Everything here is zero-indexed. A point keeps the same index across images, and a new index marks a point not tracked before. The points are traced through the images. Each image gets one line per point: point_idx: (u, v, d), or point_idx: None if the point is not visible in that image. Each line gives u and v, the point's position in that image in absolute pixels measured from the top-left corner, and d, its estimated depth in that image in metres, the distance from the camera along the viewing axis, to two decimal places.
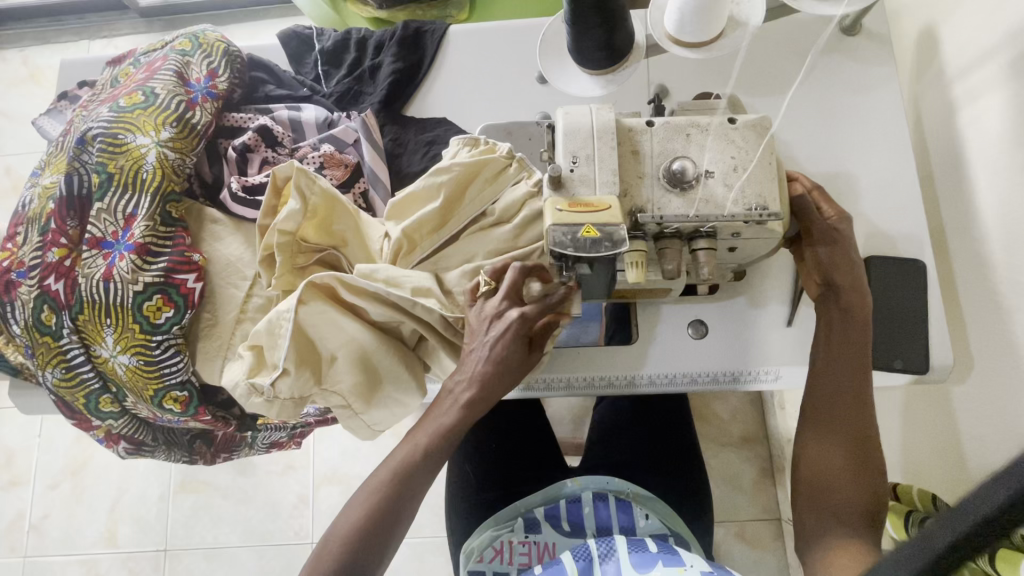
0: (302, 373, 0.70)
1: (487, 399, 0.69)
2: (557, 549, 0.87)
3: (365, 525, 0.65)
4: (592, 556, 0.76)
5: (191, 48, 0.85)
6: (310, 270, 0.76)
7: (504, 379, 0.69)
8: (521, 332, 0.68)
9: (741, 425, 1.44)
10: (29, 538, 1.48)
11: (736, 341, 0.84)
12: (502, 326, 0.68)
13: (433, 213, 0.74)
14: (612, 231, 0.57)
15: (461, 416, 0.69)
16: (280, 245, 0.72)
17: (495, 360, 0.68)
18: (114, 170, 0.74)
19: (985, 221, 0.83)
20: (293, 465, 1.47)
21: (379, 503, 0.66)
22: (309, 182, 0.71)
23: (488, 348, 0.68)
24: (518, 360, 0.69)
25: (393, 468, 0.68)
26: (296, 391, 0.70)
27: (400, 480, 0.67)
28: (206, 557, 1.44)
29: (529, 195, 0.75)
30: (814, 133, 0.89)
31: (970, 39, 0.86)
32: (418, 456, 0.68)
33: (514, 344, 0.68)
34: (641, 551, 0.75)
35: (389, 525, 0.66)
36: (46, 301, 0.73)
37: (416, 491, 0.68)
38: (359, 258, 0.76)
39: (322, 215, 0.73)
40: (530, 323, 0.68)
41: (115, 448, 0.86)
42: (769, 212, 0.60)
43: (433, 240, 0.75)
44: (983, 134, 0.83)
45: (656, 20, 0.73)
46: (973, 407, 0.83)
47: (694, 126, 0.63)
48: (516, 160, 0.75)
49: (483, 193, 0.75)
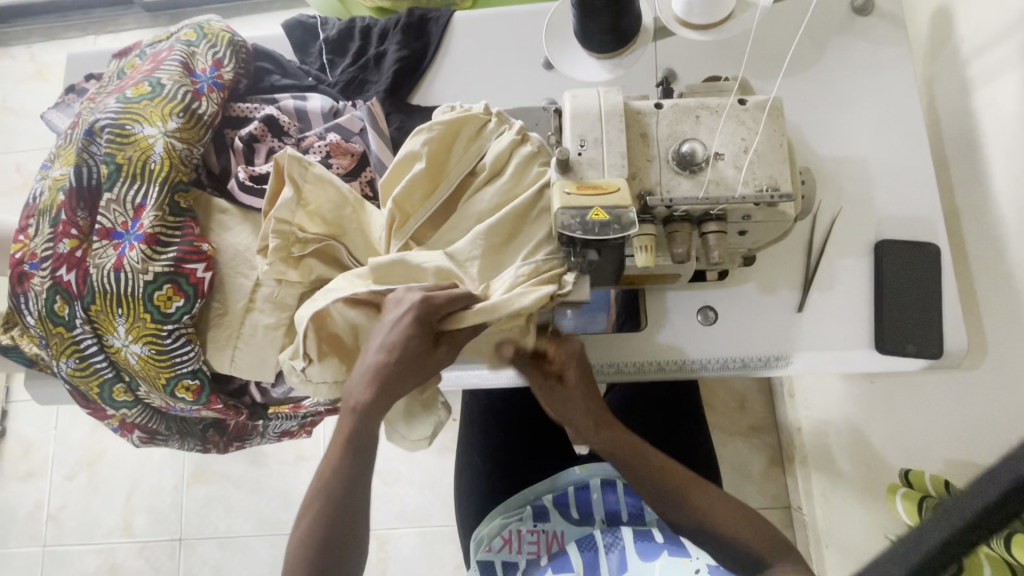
0: (327, 363, 0.71)
1: (391, 386, 0.67)
2: (566, 537, 0.87)
3: (309, 536, 0.64)
4: (597, 546, 0.82)
5: (196, 38, 0.85)
6: (306, 259, 0.74)
7: (404, 364, 0.67)
8: (419, 317, 0.65)
9: (750, 413, 1.45)
10: (48, 527, 1.51)
11: (745, 327, 0.83)
12: (397, 322, 0.66)
13: (422, 181, 0.72)
14: (621, 214, 0.56)
15: (363, 415, 0.67)
16: (276, 232, 0.71)
17: (392, 347, 0.67)
18: (122, 161, 0.74)
19: (1001, 204, 0.82)
20: (305, 455, 1.49)
21: (316, 514, 0.65)
22: (303, 169, 0.72)
23: (385, 337, 0.67)
24: (415, 348, 0.67)
25: (321, 476, 0.67)
26: (328, 376, 0.72)
27: (325, 488, 0.66)
28: (220, 545, 1.46)
29: (515, 143, 0.72)
30: (826, 116, 0.88)
31: (986, 17, 0.84)
32: (332, 466, 0.67)
33: (411, 334, 0.66)
34: (646, 539, 0.81)
35: (340, 536, 0.65)
36: (59, 292, 0.73)
37: (353, 497, 0.67)
38: (359, 249, 0.75)
39: (315, 201, 0.73)
40: (427, 316, 0.66)
41: (130, 438, 0.87)
42: (780, 193, 0.58)
43: (425, 208, 0.73)
44: (1000, 114, 0.82)
45: (664, 1, 0.73)
46: (988, 393, 0.83)
47: (704, 108, 0.62)
48: (494, 115, 0.74)
49: (468, 151, 0.74)
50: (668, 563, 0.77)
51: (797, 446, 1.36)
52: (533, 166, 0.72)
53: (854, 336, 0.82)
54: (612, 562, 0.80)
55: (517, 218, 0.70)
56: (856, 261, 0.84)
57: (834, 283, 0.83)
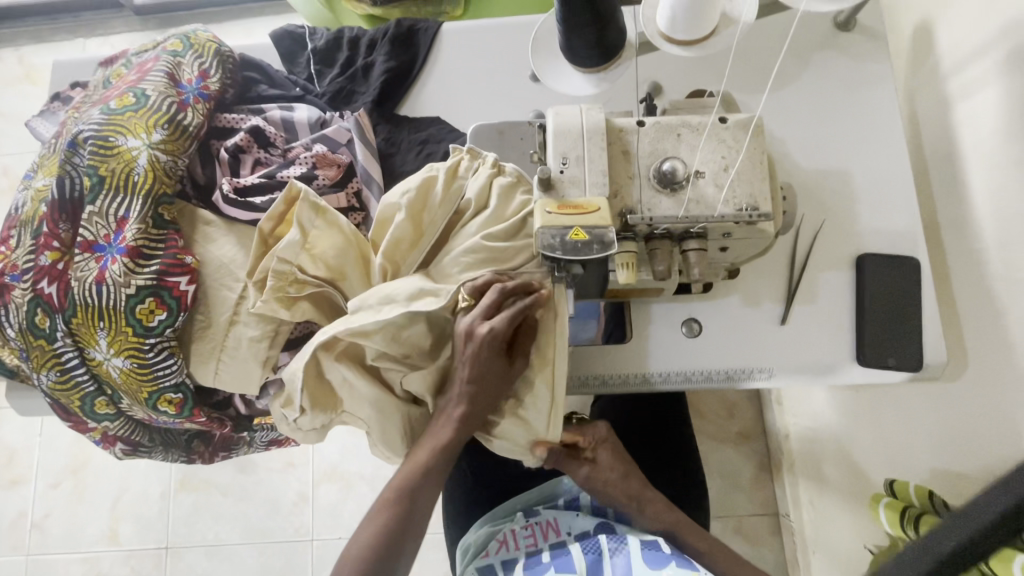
0: (318, 411, 0.73)
1: (479, 411, 0.70)
2: (559, 525, 0.87)
3: (381, 537, 0.68)
4: (601, 550, 0.80)
5: (182, 48, 0.85)
6: (300, 300, 0.73)
7: (490, 393, 0.69)
8: (494, 348, 0.67)
9: (738, 420, 1.46)
10: (32, 536, 1.49)
11: (728, 340, 0.84)
12: (475, 344, 0.67)
13: (406, 230, 0.72)
14: (601, 233, 0.57)
15: (453, 434, 0.70)
16: (274, 270, 0.70)
17: (476, 377, 0.68)
18: (105, 173, 0.74)
19: (980, 217, 0.83)
20: (293, 463, 1.48)
21: (387, 522, 0.69)
22: (311, 216, 0.71)
23: (466, 365, 0.68)
24: (500, 375, 0.69)
25: (396, 486, 0.70)
26: (316, 422, 0.74)
27: (405, 499, 0.69)
28: (207, 554, 1.45)
29: (492, 176, 0.74)
30: (810, 130, 0.89)
31: (965, 34, 0.86)
32: (416, 475, 0.70)
33: (490, 358, 0.67)
34: (653, 547, 0.78)
35: (413, 532, 0.70)
36: (39, 304, 0.73)
37: (422, 502, 0.70)
38: (355, 290, 0.74)
39: (321, 246, 0.72)
40: (501, 337, 0.66)
41: (112, 450, 0.86)
42: (759, 212, 0.59)
43: (414, 256, 0.73)
44: (979, 129, 0.83)
45: (648, 16, 0.73)
46: (969, 404, 0.84)
47: (685, 126, 0.63)
48: (467, 150, 0.75)
49: (450, 192, 0.74)
50: (676, 573, 0.74)
51: (784, 453, 1.37)
52: (516, 194, 0.73)
53: (837, 349, 0.83)
54: (616, 565, 0.78)
55: (504, 239, 0.71)
56: (839, 274, 0.85)
57: (816, 295, 0.84)
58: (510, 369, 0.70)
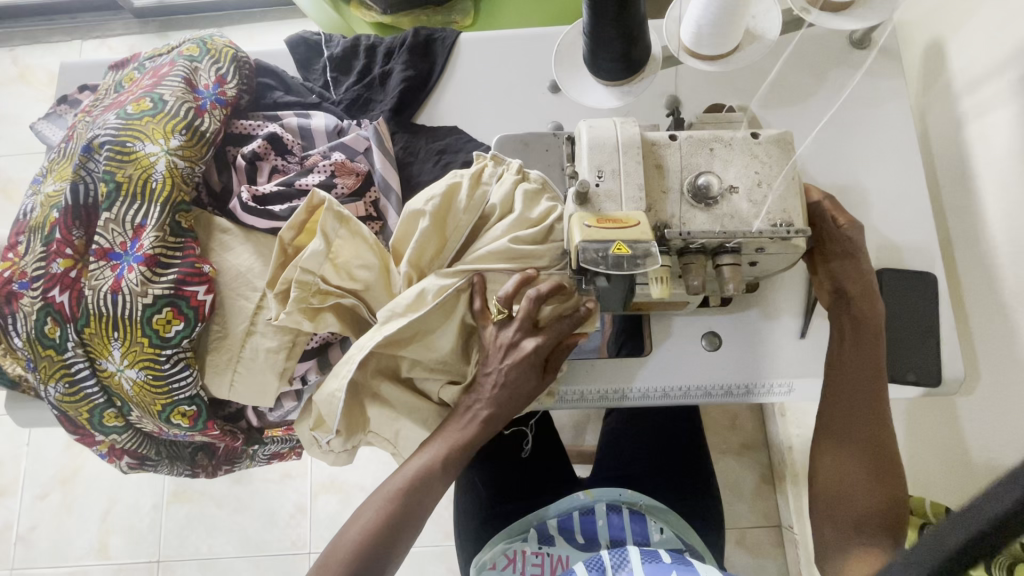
0: (353, 436, 0.73)
1: (502, 418, 0.71)
2: (570, 561, 0.86)
3: (379, 526, 0.66)
4: (604, 566, 0.78)
5: (199, 53, 0.84)
6: (323, 311, 0.72)
7: (517, 406, 0.71)
8: (535, 363, 0.69)
9: (742, 432, 1.46)
10: (17, 549, 1.44)
11: (752, 355, 0.84)
12: (518, 355, 0.68)
13: (431, 238, 0.71)
14: (642, 247, 0.56)
15: (479, 431, 0.70)
16: (297, 281, 0.69)
17: (512, 385, 0.69)
18: (122, 179, 0.72)
19: (991, 235, 0.84)
20: (291, 474, 1.45)
21: (397, 508, 0.67)
22: (337, 225, 0.70)
23: (504, 375, 0.69)
24: (530, 389, 0.71)
25: (409, 475, 0.68)
26: (347, 444, 0.73)
27: (416, 487, 0.67)
28: (201, 567, 1.41)
29: (516, 182, 0.74)
30: (826, 145, 0.89)
31: (978, 54, 0.87)
32: (436, 466, 0.68)
33: (529, 373, 0.69)
34: (654, 561, 0.76)
35: (416, 523, 0.68)
36: (49, 314, 0.70)
37: (430, 497, 0.68)
38: (379, 300, 0.73)
39: (344, 255, 0.71)
40: (544, 352, 0.69)
41: (117, 464, 0.84)
42: (795, 228, 0.59)
43: (438, 260, 0.73)
44: (991, 148, 0.85)
45: (672, 31, 0.74)
46: (978, 418, 0.85)
47: (717, 141, 0.63)
48: (490, 156, 0.75)
49: (473, 200, 0.73)
50: None
51: (787, 465, 1.36)
52: (542, 199, 0.74)
53: None
54: None
55: (533, 243, 0.71)
56: None
57: None
58: (540, 385, 0.72)
